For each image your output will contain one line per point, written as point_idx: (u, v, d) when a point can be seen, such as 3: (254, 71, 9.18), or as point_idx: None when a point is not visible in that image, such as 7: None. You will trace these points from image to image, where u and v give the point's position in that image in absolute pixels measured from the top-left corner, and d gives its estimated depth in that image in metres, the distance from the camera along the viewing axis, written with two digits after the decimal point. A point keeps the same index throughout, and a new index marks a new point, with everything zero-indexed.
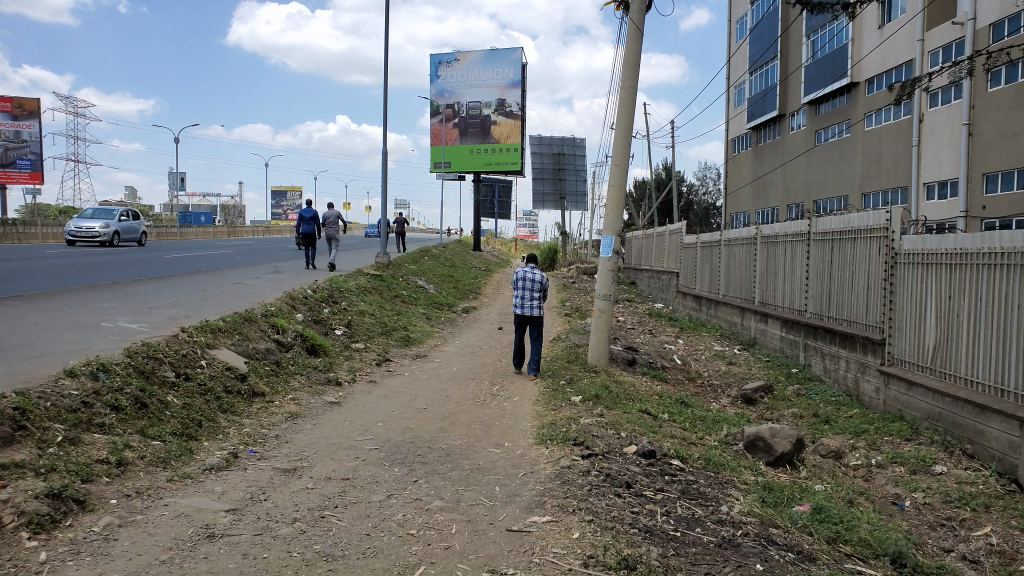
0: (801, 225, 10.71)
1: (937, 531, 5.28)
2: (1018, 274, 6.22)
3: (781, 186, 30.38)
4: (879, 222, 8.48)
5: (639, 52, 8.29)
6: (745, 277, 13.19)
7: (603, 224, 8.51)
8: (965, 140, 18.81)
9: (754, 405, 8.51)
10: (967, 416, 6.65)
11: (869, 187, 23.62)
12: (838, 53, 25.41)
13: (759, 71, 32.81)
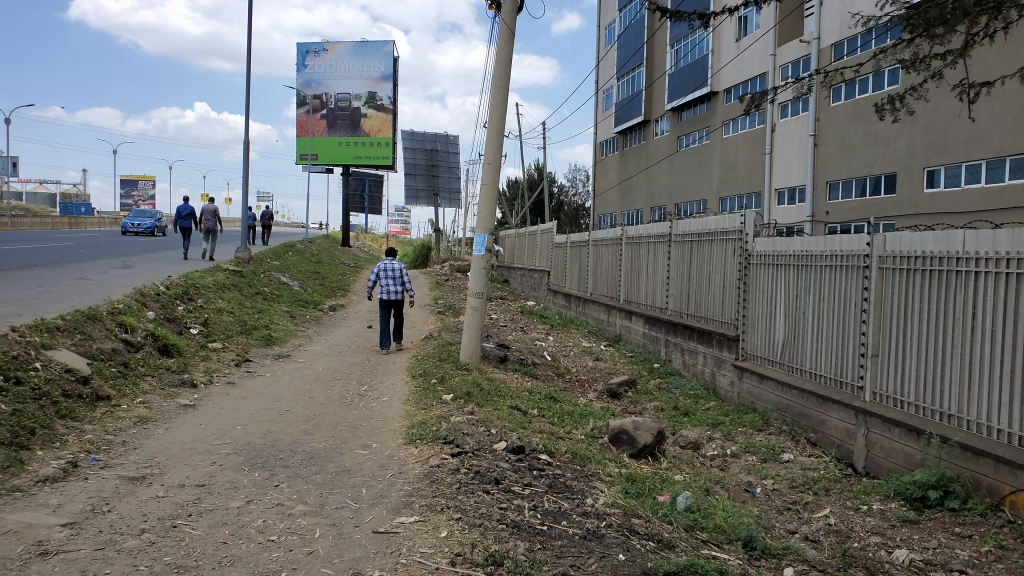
0: (662, 227, 11.20)
1: (784, 514, 5.63)
2: (855, 276, 6.82)
3: (646, 190, 31.66)
4: (734, 225, 9.00)
5: (511, 51, 8.38)
6: (611, 276, 13.65)
7: (477, 222, 8.55)
8: (811, 151, 20.27)
9: (619, 398, 8.80)
10: (810, 406, 7.19)
11: (726, 192, 25.00)
12: (699, 63, 26.72)
13: (626, 79, 34.16)
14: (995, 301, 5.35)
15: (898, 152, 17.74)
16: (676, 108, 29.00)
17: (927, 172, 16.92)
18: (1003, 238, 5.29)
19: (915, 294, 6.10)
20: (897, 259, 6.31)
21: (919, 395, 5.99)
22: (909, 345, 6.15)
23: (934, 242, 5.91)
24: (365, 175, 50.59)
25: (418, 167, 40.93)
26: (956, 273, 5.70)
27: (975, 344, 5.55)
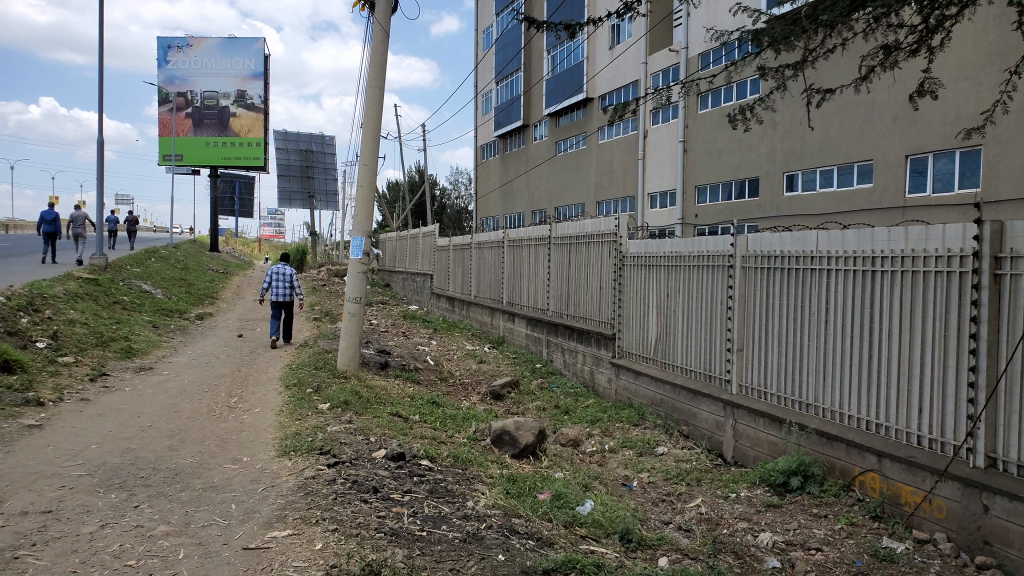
0: (542, 230, 11.40)
1: (659, 505, 5.83)
2: (720, 275, 7.22)
3: (527, 193, 32.10)
4: (609, 228, 9.26)
5: (386, 52, 8.29)
6: (494, 278, 13.77)
7: (353, 226, 8.39)
8: (681, 156, 21.10)
9: (501, 400, 8.85)
10: (681, 400, 7.53)
11: (603, 195, 25.75)
12: (577, 70, 27.32)
13: (506, 82, 34.60)
14: (844, 296, 5.87)
15: (759, 157, 18.56)
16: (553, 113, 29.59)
17: (786, 177, 17.74)
18: (851, 238, 5.81)
19: (775, 291, 6.54)
20: (758, 259, 6.74)
21: (780, 387, 6.44)
22: (771, 340, 6.58)
23: (790, 242, 6.37)
24: (234, 176, 48.48)
25: (292, 168, 39.72)
26: (811, 271, 6.17)
27: (828, 338, 6.03)
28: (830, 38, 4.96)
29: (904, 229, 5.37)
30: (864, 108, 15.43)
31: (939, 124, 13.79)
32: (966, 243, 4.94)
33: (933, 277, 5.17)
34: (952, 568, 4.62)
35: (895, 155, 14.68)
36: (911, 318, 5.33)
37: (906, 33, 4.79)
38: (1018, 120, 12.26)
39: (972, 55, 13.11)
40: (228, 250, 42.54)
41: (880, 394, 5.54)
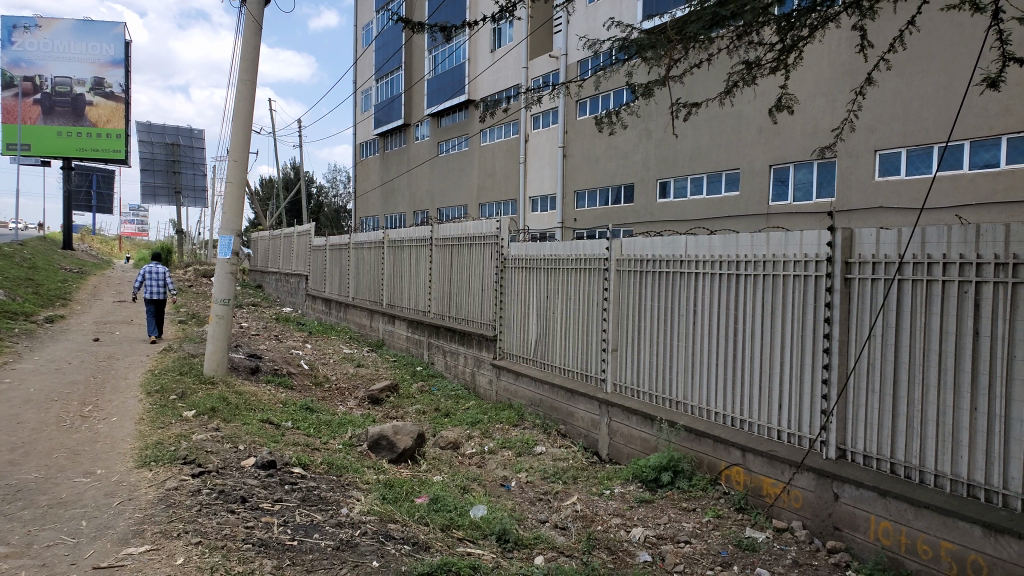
0: (423, 232, 11.36)
1: (536, 505, 5.91)
2: (596, 277, 7.41)
3: (409, 193, 31.83)
4: (490, 230, 9.33)
5: (258, 44, 8.03)
6: (373, 280, 13.60)
7: (221, 224, 8.04)
8: (562, 161, 21.45)
9: (380, 404, 8.70)
10: (559, 400, 7.70)
11: (486, 198, 25.97)
12: (458, 71, 27.37)
13: (387, 80, 34.31)
14: (711, 298, 6.18)
15: (635, 164, 19.01)
16: (435, 114, 29.56)
17: (659, 184, 18.25)
18: (718, 243, 6.13)
19: (647, 293, 6.80)
20: (631, 262, 6.97)
21: (652, 385, 6.70)
22: (644, 340, 6.84)
23: (662, 246, 6.63)
24: (91, 168, 45.21)
25: (156, 163, 37.52)
26: (681, 274, 6.45)
27: (696, 337, 6.33)
28: (697, 52, 5.14)
29: (765, 235, 5.74)
30: (732, 120, 16.14)
31: (799, 137, 14.65)
32: (820, 249, 5.35)
33: (791, 281, 5.55)
34: (807, 554, 5.01)
35: (760, 165, 15.45)
36: (771, 319, 5.71)
37: (765, 50, 5.04)
38: (867, 135, 13.24)
39: (827, 73, 14.03)
40: (85, 248, 39.60)
41: (743, 392, 5.89)
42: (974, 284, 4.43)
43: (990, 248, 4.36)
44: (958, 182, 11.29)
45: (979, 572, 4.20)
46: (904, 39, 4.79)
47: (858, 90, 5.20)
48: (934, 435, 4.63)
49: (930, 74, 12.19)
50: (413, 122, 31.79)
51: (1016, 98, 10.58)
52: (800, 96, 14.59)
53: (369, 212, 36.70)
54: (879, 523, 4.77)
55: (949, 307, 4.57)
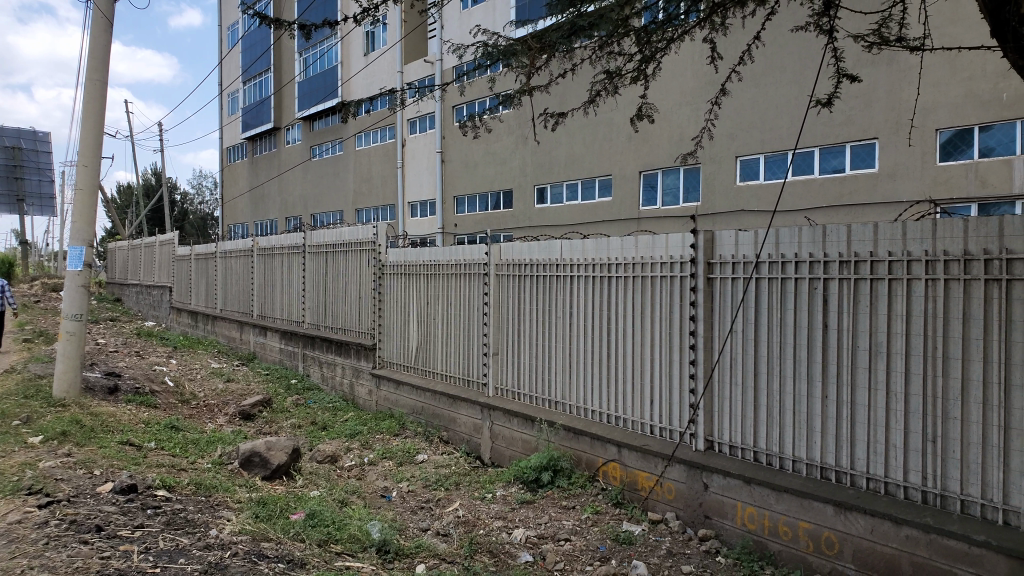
0: (296, 239, 11.07)
1: (417, 513, 5.87)
2: (475, 282, 7.46)
3: (282, 199, 30.84)
4: (367, 237, 9.20)
5: (108, 42, 7.61)
6: (242, 291, 13.13)
7: (71, 234, 7.54)
8: (440, 167, 21.39)
9: (252, 420, 8.37)
10: (441, 406, 7.70)
11: (362, 203, 25.55)
12: (332, 74, 26.83)
13: (257, 82, 33.20)
14: (587, 300, 6.35)
15: (513, 170, 19.21)
16: (308, 117, 28.85)
17: (537, 189, 18.54)
18: (591, 246, 6.31)
19: (526, 296, 6.90)
20: (510, 266, 7.06)
21: (532, 387, 6.82)
22: (524, 343, 6.93)
23: (539, 250, 6.75)
24: None
25: None
26: (558, 276, 6.59)
27: (574, 339, 6.48)
28: (561, 60, 5.27)
29: (634, 238, 5.95)
30: (604, 126, 16.58)
31: (666, 143, 15.17)
32: (684, 251, 5.61)
33: (659, 281, 5.79)
34: (680, 543, 5.25)
35: (631, 171, 15.94)
36: (642, 318, 5.93)
37: (626, 61, 5.24)
38: (728, 142, 13.96)
39: (690, 83, 14.57)
40: None
41: (617, 390, 6.09)
42: (821, 281, 4.80)
43: (835, 247, 4.73)
44: (810, 186, 12.12)
45: (832, 548, 4.56)
46: (751, 53, 5.07)
47: (713, 101, 5.47)
48: (791, 423, 4.98)
49: (782, 85, 12.97)
50: (285, 125, 30.89)
51: (856, 109, 11.47)
52: (665, 106, 15.08)
53: (237, 218, 35.21)
54: (744, 509, 5.07)
55: (801, 302, 4.92)
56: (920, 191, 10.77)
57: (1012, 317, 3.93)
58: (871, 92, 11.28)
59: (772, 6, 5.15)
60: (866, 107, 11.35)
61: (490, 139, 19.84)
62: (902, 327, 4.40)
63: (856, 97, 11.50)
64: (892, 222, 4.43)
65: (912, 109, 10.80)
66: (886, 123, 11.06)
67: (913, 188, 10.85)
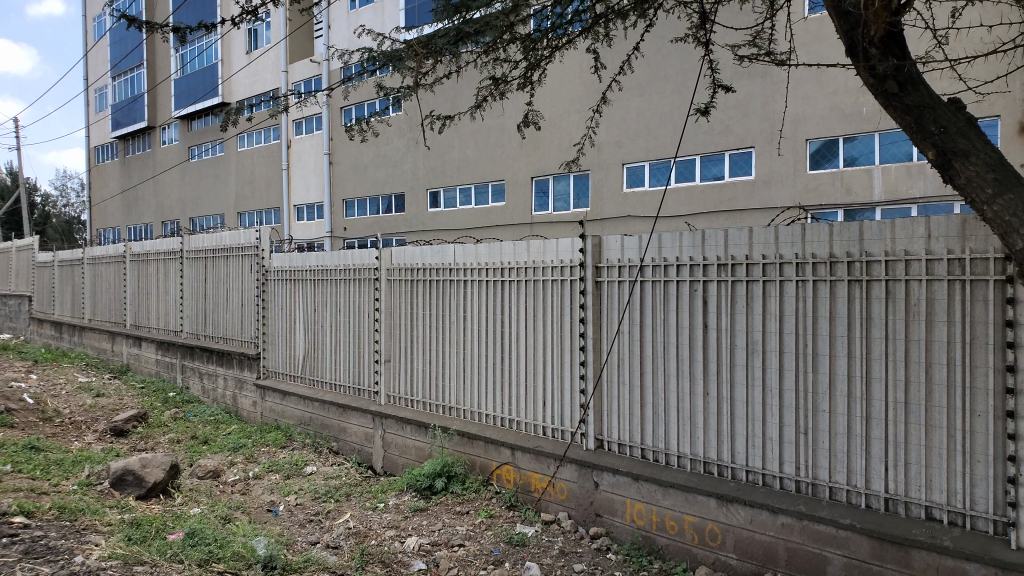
0: (172, 244, 10.54)
1: (306, 527, 5.69)
2: (366, 288, 7.33)
3: (157, 203, 29.23)
4: (249, 241, 8.85)
5: None
6: (113, 300, 12.37)
7: None
8: (326, 169, 20.80)
9: (125, 436, 7.88)
10: (329, 416, 7.52)
11: (244, 207, 24.53)
12: (211, 71, 25.72)
13: (128, 78, 31.39)
14: (480, 304, 6.35)
15: (405, 174, 19.02)
16: (186, 116, 27.54)
17: (428, 194, 18.35)
18: (483, 251, 6.32)
19: (418, 301, 6.83)
20: (401, 271, 6.98)
21: (425, 393, 6.76)
22: (416, 349, 6.86)
23: (431, 255, 6.70)
24: None
25: None
26: (451, 280, 6.56)
27: (467, 343, 6.47)
28: (447, 65, 5.25)
29: (525, 243, 6.01)
30: (495, 132, 16.70)
31: (556, 149, 15.43)
32: (574, 255, 5.73)
33: (550, 285, 5.87)
34: (572, 542, 5.33)
35: (522, 176, 16.08)
36: (533, 321, 5.99)
37: (512, 67, 5.30)
38: (615, 149, 14.33)
39: (579, 91, 14.88)
40: None
41: (510, 393, 6.13)
42: (702, 283, 5.00)
43: (713, 250, 4.95)
44: (692, 192, 12.65)
45: (714, 539, 4.77)
46: (632, 63, 5.22)
47: (596, 109, 5.60)
48: (676, 420, 5.16)
49: (664, 95, 13.46)
50: (160, 124, 29.34)
51: (733, 119, 12.08)
52: (554, 113, 15.36)
53: (107, 222, 33.07)
54: (633, 506, 5.21)
55: (683, 304, 5.11)
56: (792, 198, 11.47)
57: (871, 315, 4.24)
58: (746, 104, 11.90)
59: (650, 18, 5.34)
60: (741, 118, 11.96)
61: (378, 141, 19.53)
62: (776, 326, 4.66)
63: (732, 108, 12.10)
64: (765, 227, 4.69)
65: (783, 121, 11.47)
66: (760, 133, 11.72)
67: (786, 195, 11.53)
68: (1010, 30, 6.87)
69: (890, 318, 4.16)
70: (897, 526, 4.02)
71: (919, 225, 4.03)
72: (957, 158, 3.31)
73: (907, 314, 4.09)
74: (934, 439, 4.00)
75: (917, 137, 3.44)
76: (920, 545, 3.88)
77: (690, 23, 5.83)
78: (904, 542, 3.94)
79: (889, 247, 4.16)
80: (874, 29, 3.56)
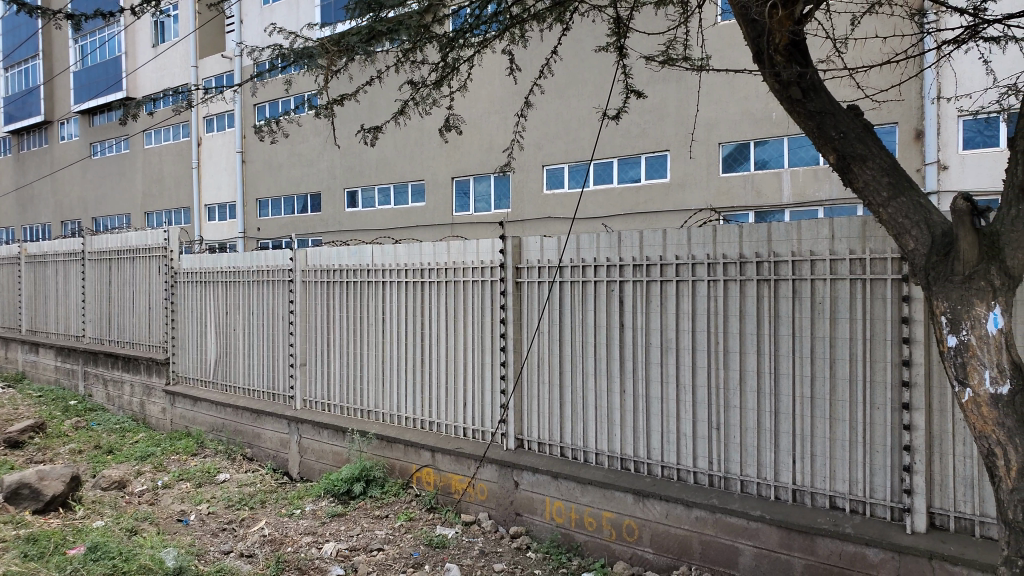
0: (73, 244, 10.07)
1: (218, 536, 5.52)
2: (280, 289, 7.15)
3: (59, 200, 27.74)
4: (157, 242, 8.52)
5: None
6: (7, 304, 11.72)
7: None
8: (239, 167, 19.66)
9: (22, 448, 7.49)
10: (243, 422, 7.33)
11: (151, 206, 23.11)
12: (113, 64, 24.59)
13: (23, 69, 29.69)
14: (399, 306, 6.29)
15: (320, 173, 18.09)
16: (87, 111, 26.26)
17: (346, 193, 17.50)
18: (402, 252, 6.26)
19: (335, 304, 6.72)
20: (318, 272, 6.85)
21: (343, 397, 6.66)
22: (334, 353, 6.75)
23: (348, 256, 6.60)
24: None
25: None
26: (370, 282, 6.47)
27: (385, 345, 6.40)
28: (362, 64, 5.16)
29: (445, 243, 5.98)
30: (416, 133, 16.04)
31: (477, 150, 14.88)
32: (494, 256, 5.73)
33: (470, 286, 5.86)
34: (492, 542, 5.34)
35: (443, 177, 15.46)
36: (453, 322, 5.97)
37: (428, 68, 5.24)
38: (537, 151, 13.93)
39: (499, 92, 14.43)
40: None
41: (430, 395, 6.10)
42: (619, 284, 5.08)
43: (629, 251, 5.03)
44: (610, 195, 12.82)
45: (632, 534, 4.86)
46: (549, 66, 5.24)
47: (521, 111, 5.57)
48: (594, 419, 5.23)
49: (584, 98, 13.16)
50: (60, 118, 27.87)
51: (649, 122, 12.33)
52: (473, 115, 14.86)
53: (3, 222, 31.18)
54: (553, 504, 5.27)
55: (600, 304, 5.18)
56: (705, 200, 11.80)
57: (779, 313, 4.39)
58: (662, 108, 12.16)
59: (566, 21, 5.36)
60: (657, 121, 12.23)
61: (290, 138, 18.50)
62: (688, 324, 4.77)
63: (648, 112, 12.35)
64: (678, 229, 4.79)
65: (697, 125, 11.77)
66: (675, 137, 12.01)
67: (699, 198, 11.84)
68: (903, 41, 7.26)
69: (796, 315, 4.33)
70: (804, 515, 4.19)
71: (823, 226, 4.20)
72: (855, 161, 3.10)
73: (813, 312, 4.26)
74: (838, 431, 4.19)
75: (818, 142, 3.22)
76: (824, 533, 4.05)
77: (607, 27, 5.87)
78: (809, 530, 4.10)
79: (796, 247, 4.33)
80: (777, 38, 3.57)
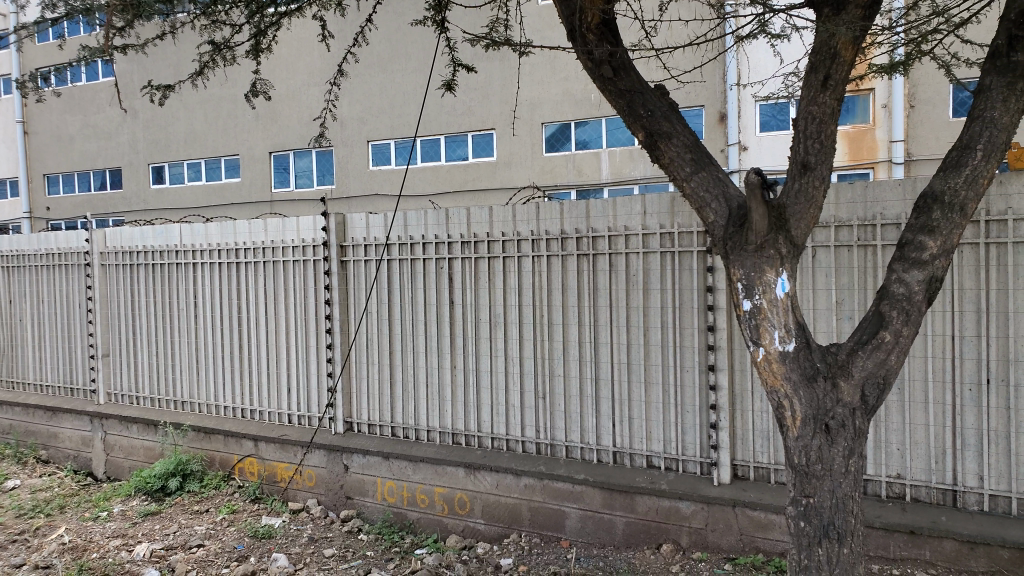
0: None
1: (8, 549, 4.99)
2: (76, 275, 6.56)
3: None
4: None
5: None
6: None
7: None
8: (19, 138, 17.51)
9: None
10: (36, 421, 6.69)
11: None
12: None
13: None
14: (213, 289, 5.95)
15: (120, 147, 16.41)
16: None
17: (150, 168, 16.03)
18: (215, 231, 5.92)
19: (141, 289, 6.27)
20: (118, 255, 6.36)
21: (154, 389, 6.27)
22: (141, 342, 6.33)
23: (154, 237, 6.16)
24: None
25: None
26: (180, 264, 6.07)
27: (200, 332, 6.06)
28: (159, 24, 4.78)
29: (263, 221, 5.71)
30: (225, 104, 14.95)
31: (297, 124, 14.20)
32: (315, 234, 5.53)
33: (291, 266, 5.63)
34: (322, 527, 5.20)
35: (259, 151, 14.60)
36: (274, 305, 5.73)
37: (234, 32, 4.95)
38: (359, 126, 13.56)
39: (318, 64, 13.84)
40: None
41: (251, 382, 5.85)
42: (445, 260, 5.10)
43: (457, 228, 5.06)
44: (438, 172, 12.76)
45: (463, 507, 4.91)
46: (365, 35, 5.07)
47: (336, 82, 5.37)
48: (425, 395, 5.24)
49: (407, 73, 13.02)
50: None
51: (475, 100, 12.38)
52: (287, 86, 14.19)
53: None
54: (384, 484, 5.21)
55: (428, 280, 5.17)
56: (529, 178, 12.14)
57: (598, 286, 4.59)
58: (485, 86, 12.28)
59: None
60: (484, 99, 12.31)
61: (85, 109, 16.72)
62: (514, 298, 4.88)
63: (473, 90, 12.39)
64: (503, 206, 4.88)
65: (519, 104, 11.99)
66: (501, 115, 12.16)
67: (524, 176, 12.15)
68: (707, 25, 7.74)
69: (612, 288, 4.55)
70: (624, 476, 4.43)
71: (636, 202, 4.43)
72: (662, 139, 3.19)
73: (627, 284, 4.49)
74: (652, 394, 4.46)
75: (629, 120, 3.30)
76: (642, 491, 4.30)
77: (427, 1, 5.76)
78: (628, 489, 4.34)
79: (612, 223, 4.53)
80: (590, 16, 3.56)
